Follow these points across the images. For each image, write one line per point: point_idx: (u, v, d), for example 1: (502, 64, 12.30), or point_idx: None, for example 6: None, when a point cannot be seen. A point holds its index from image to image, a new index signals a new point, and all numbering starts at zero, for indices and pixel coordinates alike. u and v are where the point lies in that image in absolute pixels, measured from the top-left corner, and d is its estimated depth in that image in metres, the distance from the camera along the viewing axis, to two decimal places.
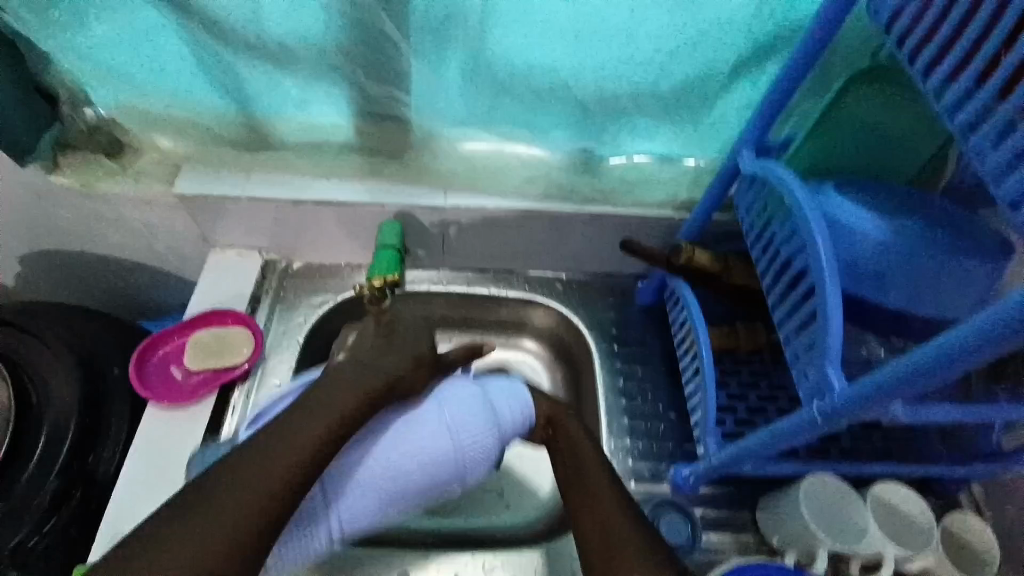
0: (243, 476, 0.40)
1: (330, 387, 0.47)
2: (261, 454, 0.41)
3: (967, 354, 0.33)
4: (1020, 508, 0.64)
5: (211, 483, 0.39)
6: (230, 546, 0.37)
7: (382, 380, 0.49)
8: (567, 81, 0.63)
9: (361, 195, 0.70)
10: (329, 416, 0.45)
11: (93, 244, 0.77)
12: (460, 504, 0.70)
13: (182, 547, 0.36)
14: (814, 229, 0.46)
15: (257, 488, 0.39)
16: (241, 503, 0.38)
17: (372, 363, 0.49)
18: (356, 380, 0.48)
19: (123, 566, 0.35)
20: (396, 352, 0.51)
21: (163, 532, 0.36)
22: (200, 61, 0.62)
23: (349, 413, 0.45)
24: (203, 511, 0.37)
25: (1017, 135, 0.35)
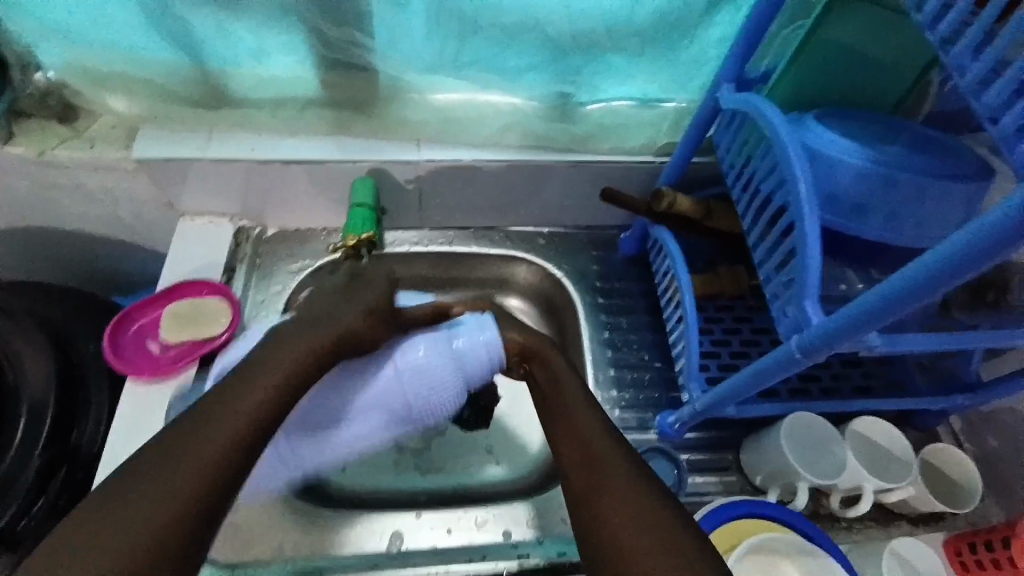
0: (211, 431, 0.40)
1: (289, 344, 0.46)
2: (223, 404, 0.42)
3: (941, 279, 0.33)
4: (1000, 437, 0.66)
5: (176, 435, 0.40)
6: (207, 487, 0.38)
7: (334, 335, 0.48)
8: (536, 16, 0.60)
9: (331, 152, 0.68)
10: (285, 371, 0.45)
11: (57, 218, 0.74)
12: (449, 461, 0.71)
13: (159, 492, 0.36)
14: (793, 160, 0.45)
15: (226, 433, 0.40)
16: (212, 448, 0.39)
17: (322, 320, 0.49)
18: (316, 337, 0.47)
19: (98, 522, 0.35)
20: (347, 306, 0.50)
21: (135, 490, 0.36)
22: (144, 9, 0.58)
23: (303, 367, 0.46)
24: (175, 460, 0.38)
25: (997, 43, 0.34)
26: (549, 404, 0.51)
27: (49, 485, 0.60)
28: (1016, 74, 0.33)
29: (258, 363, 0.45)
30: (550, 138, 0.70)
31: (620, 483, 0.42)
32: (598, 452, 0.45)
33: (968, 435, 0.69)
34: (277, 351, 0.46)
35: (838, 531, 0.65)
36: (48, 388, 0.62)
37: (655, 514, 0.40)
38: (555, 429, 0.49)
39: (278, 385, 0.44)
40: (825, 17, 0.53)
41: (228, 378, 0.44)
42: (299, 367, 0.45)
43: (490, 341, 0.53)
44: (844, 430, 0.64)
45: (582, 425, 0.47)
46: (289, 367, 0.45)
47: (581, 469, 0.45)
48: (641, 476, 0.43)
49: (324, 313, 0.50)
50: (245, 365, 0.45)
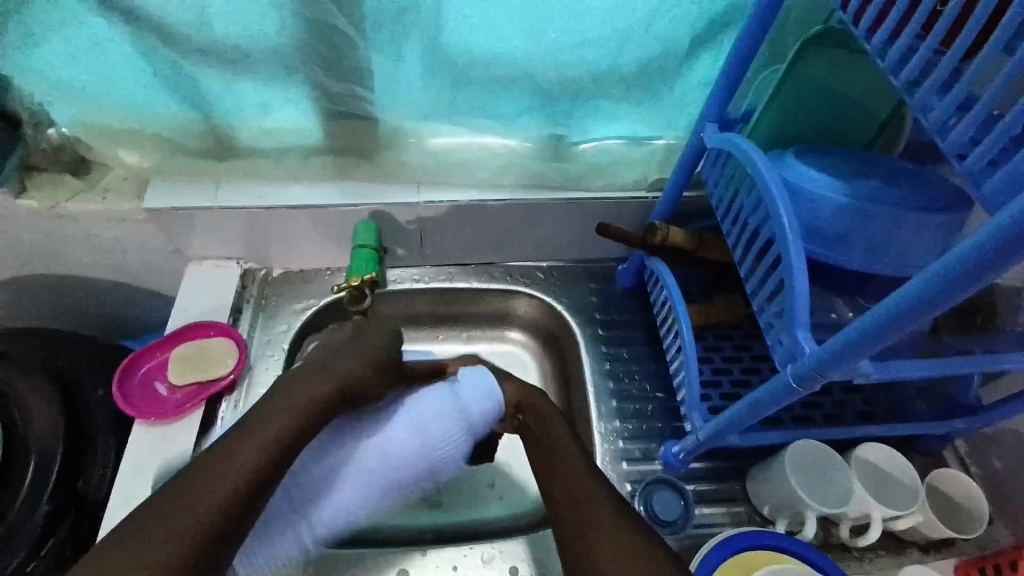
0: (231, 460, 0.42)
1: (292, 389, 0.47)
2: (241, 443, 0.43)
3: (920, 309, 0.34)
4: (1006, 459, 0.65)
5: (181, 485, 0.40)
6: (206, 540, 0.38)
7: (345, 380, 0.49)
8: (526, 66, 0.63)
9: (334, 197, 0.70)
10: (301, 404, 0.46)
11: (70, 266, 0.76)
12: (451, 495, 0.71)
13: (177, 522, 0.38)
14: (776, 196, 0.47)
15: (227, 483, 0.41)
16: (212, 499, 0.40)
17: (334, 364, 0.50)
18: (322, 381, 0.48)
19: (126, 541, 0.37)
20: (357, 352, 0.51)
21: (159, 514, 0.38)
22: (156, 69, 0.61)
23: (318, 403, 0.47)
24: (177, 508, 0.39)
25: (960, 84, 0.36)
26: (549, 444, 0.52)
27: (58, 529, 0.61)
28: (977, 115, 0.34)
29: (262, 412, 0.46)
30: (545, 178, 0.72)
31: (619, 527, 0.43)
32: (593, 496, 0.46)
33: (975, 458, 0.69)
34: (279, 401, 0.46)
35: (849, 561, 0.64)
36: (58, 433, 0.63)
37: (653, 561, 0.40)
38: (548, 472, 0.50)
39: (281, 434, 0.44)
40: (800, 59, 0.56)
41: (257, 406, 0.46)
42: (303, 412, 0.46)
43: (490, 399, 0.54)
44: (849, 457, 0.64)
45: (577, 465, 0.49)
46: (292, 415, 0.46)
47: (575, 513, 0.45)
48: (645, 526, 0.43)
49: (328, 359, 0.50)
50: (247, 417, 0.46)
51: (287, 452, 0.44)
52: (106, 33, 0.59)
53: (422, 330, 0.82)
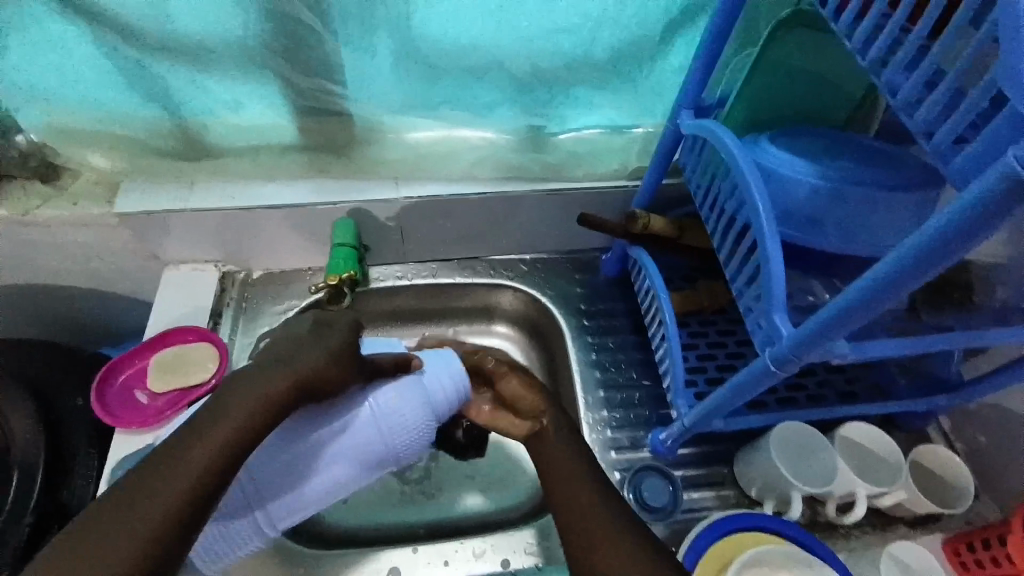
0: (188, 451, 0.42)
1: (251, 378, 0.46)
2: (200, 432, 0.43)
3: (887, 291, 0.35)
4: (988, 433, 0.66)
5: (144, 472, 0.41)
6: (160, 540, 0.39)
7: (303, 369, 0.47)
8: (499, 56, 0.62)
9: (311, 195, 0.69)
10: (257, 394, 0.45)
11: (44, 275, 0.75)
12: (441, 491, 0.71)
13: (136, 514, 0.39)
14: (750, 180, 0.47)
15: (185, 477, 0.41)
16: (163, 501, 0.40)
17: (292, 352, 0.48)
18: (278, 373, 0.46)
19: (94, 524, 0.39)
20: (313, 343, 0.49)
21: (123, 500, 0.40)
22: (121, 69, 0.60)
23: (277, 395, 0.45)
24: (137, 498, 0.40)
25: (927, 61, 0.36)
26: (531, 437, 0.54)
27: (43, 542, 0.59)
28: (944, 90, 0.35)
29: (211, 411, 0.44)
30: (524, 169, 0.72)
31: (611, 534, 0.42)
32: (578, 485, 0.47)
33: (957, 433, 0.70)
34: (230, 400, 0.45)
35: (837, 540, 0.65)
36: (39, 447, 0.62)
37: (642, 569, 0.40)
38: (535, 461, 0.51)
39: (235, 434, 0.43)
40: (772, 43, 0.56)
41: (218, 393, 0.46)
42: (256, 415, 0.44)
43: (452, 379, 0.54)
44: (833, 437, 0.65)
45: (562, 467, 0.49)
46: (244, 419, 0.44)
47: (567, 515, 0.45)
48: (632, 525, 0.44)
49: (286, 350, 0.48)
50: (198, 417, 0.44)
51: (247, 444, 0.44)
52: (68, 33, 0.57)
53: (408, 327, 0.81)
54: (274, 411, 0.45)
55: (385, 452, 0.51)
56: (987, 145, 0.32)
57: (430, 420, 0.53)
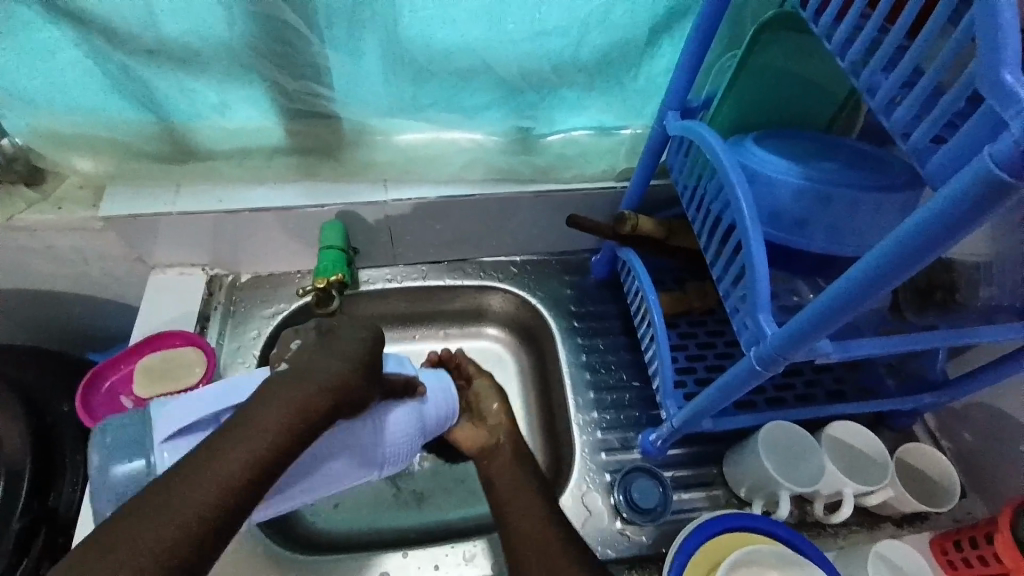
0: (223, 457, 0.42)
1: (286, 388, 0.47)
2: (234, 438, 0.43)
3: (868, 289, 0.35)
4: (973, 431, 0.67)
5: (176, 475, 0.41)
6: (192, 543, 0.39)
7: (334, 382, 0.49)
8: (486, 59, 0.62)
9: (299, 198, 0.69)
10: (294, 404, 0.46)
11: (28, 279, 0.74)
12: (431, 494, 0.70)
13: (168, 517, 0.39)
14: (734, 181, 0.47)
15: (221, 482, 0.41)
16: (197, 506, 0.40)
17: (322, 365, 0.49)
18: (312, 386, 0.48)
19: (124, 524, 0.39)
20: (342, 356, 0.51)
21: (156, 501, 0.40)
22: (106, 72, 0.59)
23: (312, 406, 0.47)
24: (171, 500, 0.40)
25: (905, 62, 0.36)
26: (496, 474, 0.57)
27: (32, 546, 0.59)
28: (921, 90, 0.35)
29: (245, 417, 0.45)
30: (513, 171, 0.72)
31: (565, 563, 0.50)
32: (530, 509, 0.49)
33: (944, 432, 0.71)
34: (266, 407, 0.46)
35: (826, 538, 0.65)
36: (23, 454, 0.61)
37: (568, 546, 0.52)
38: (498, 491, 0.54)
39: (273, 442, 0.44)
40: (756, 46, 0.57)
41: (251, 399, 0.47)
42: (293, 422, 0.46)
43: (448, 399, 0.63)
44: (820, 437, 0.65)
45: (524, 504, 0.56)
46: (281, 424, 0.45)
47: (522, 538, 0.53)
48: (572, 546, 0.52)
49: (316, 363, 0.50)
50: (230, 423, 0.45)
51: (282, 453, 0.45)
52: (51, 36, 0.57)
53: (400, 330, 0.82)
54: (309, 418, 0.46)
55: (383, 455, 0.56)
56: (963, 144, 0.32)
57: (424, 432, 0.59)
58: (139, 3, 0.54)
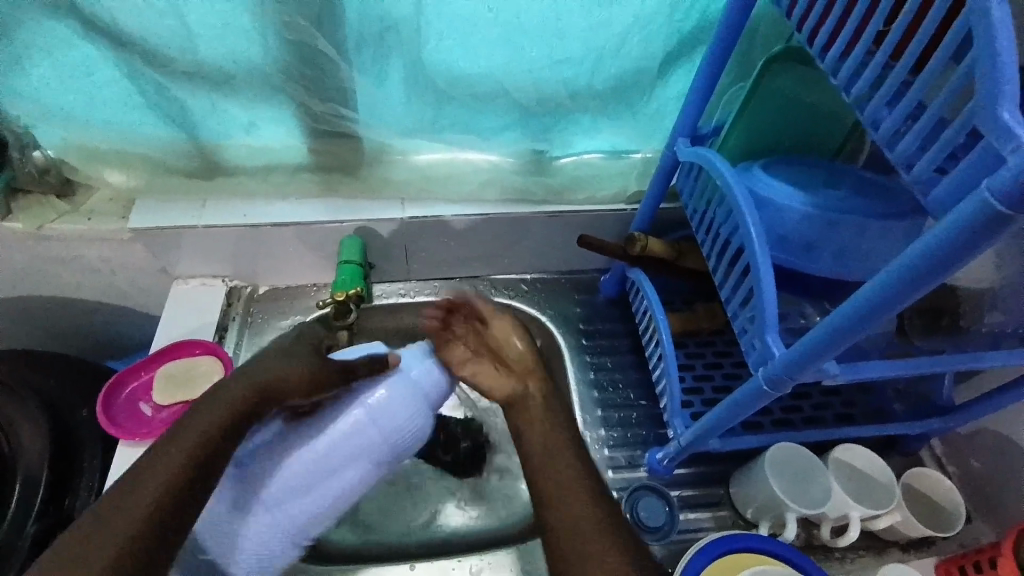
0: (157, 462, 0.45)
1: (220, 391, 0.50)
2: (162, 447, 0.45)
3: (872, 314, 0.37)
4: (980, 457, 0.67)
5: (132, 476, 0.44)
6: (145, 535, 0.41)
7: (282, 374, 0.51)
8: (505, 84, 0.65)
9: (320, 213, 0.72)
10: (227, 402, 0.49)
11: (53, 287, 0.76)
12: (428, 504, 0.71)
13: (121, 514, 0.42)
14: (743, 206, 0.49)
15: (152, 487, 0.43)
16: (142, 504, 0.42)
17: (277, 360, 0.52)
18: (251, 380, 0.50)
19: (86, 524, 0.42)
20: (297, 355, 0.53)
21: (109, 503, 0.43)
22: (142, 91, 0.62)
23: (244, 399, 0.49)
24: (128, 498, 0.43)
25: (908, 97, 0.38)
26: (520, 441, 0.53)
27: (46, 550, 0.59)
28: (924, 125, 0.37)
29: (185, 424, 0.47)
30: (526, 191, 0.74)
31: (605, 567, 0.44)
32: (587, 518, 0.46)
33: (951, 457, 0.71)
34: (200, 412, 0.48)
35: (832, 562, 0.66)
36: (42, 458, 0.62)
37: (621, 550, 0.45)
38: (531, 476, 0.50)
39: (195, 444, 0.46)
40: (765, 76, 0.59)
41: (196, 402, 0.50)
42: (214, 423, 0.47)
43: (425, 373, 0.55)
44: (826, 459, 0.66)
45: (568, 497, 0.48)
46: (198, 430, 0.46)
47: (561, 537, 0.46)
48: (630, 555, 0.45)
49: (266, 361, 0.52)
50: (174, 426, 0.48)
51: (218, 447, 0.47)
52: (91, 57, 0.59)
53: None
54: (240, 413, 0.49)
55: (382, 447, 0.53)
56: (963, 176, 0.34)
57: (420, 414, 0.54)
58: (180, 27, 0.57)
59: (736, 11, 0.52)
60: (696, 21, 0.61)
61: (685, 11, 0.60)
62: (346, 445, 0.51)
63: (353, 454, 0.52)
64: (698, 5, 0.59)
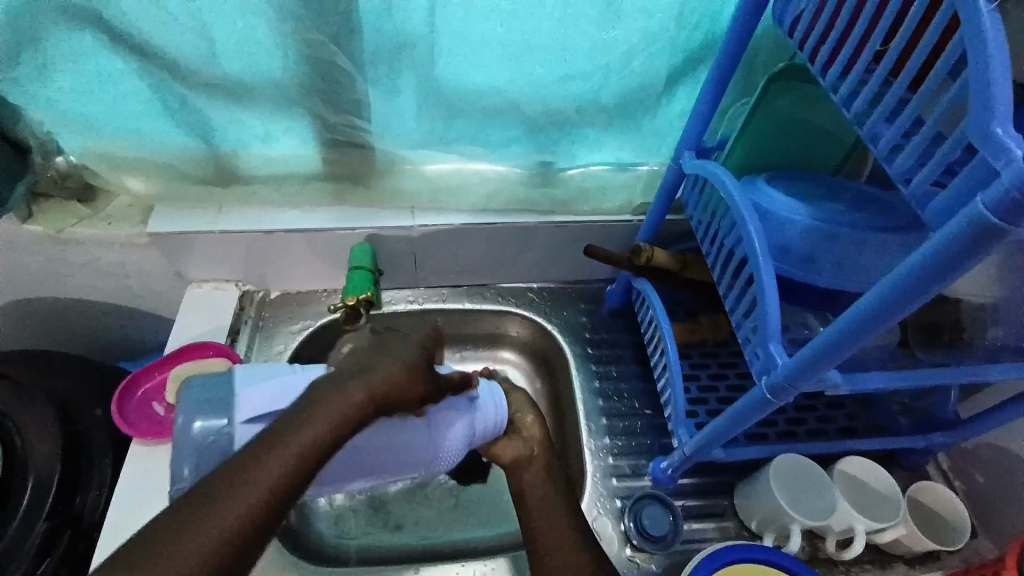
0: (248, 477, 0.41)
1: (328, 396, 0.46)
2: (257, 460, 0.42)
3: (873, 323, 0.37)
4: (986, 473, 0.67)
5: (215, 487, 0.40)
6: (221, 560, 0.38)
7: (385, 384, 0.49)
8: (514, 98, 0.67)
9: (332, 221, 0.73)
10: (334, 415, 0.45)
11: (72, 290, 0.79)
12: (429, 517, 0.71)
13: (199, 535, 0.38)
14: (747, 218, 0.50)
15: (240, 505, 0.40)
16: (224, 524, 0.39)
17: (379, 365, 0.50)
18: (361, 388, 0.48)
19: (160, 537, 0.38)
20: (393, 358, 0.51)
21: (189, 515, 0.39)
22: (164, 102, 0.65)
23: (352, 411, 0.46)
24: (207, 515, 0.39)
25: (906, 114, 0.39)
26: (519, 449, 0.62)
27: (54, 548, 0.61)
28: (920, 141, 0.38)
29: (283, 431, 0.44)
30: (534, 202, 0.75)
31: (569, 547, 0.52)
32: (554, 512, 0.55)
33: (957, 473, 0.71)
34: (297, 430, 0.44)
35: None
36: (54, 457, 0.63)
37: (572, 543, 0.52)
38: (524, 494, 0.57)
39: (294, 467, 0.42)
40: (769, 93, 0.60)
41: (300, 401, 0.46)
42: (309, 450, 0.43)
43: (495, 413, 0.59)
44: (831, 471, 0.66)
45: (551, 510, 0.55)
46: (297, 451, 0.43)
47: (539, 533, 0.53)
48: (578, 536, 0.53)
49: (370, 364, 0.50)
50: (272, 431, 0.44)
51: (310, 472, 0.43)
52: (116, 69, 0.62)
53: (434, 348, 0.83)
54: (344, 433, 0.45)
55: (423, 464, 0.58)
56: (958, 190, 0.35)
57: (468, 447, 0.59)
58: (203, 41, 0.59)
59: (739, 31, 0.54)
60: (700, 39, 0.63)
61: (690, 29, 0.61)
62: (394, 456, 0.55)
63: (393, 465, 0.56)
64: (703, 22, 0.61)
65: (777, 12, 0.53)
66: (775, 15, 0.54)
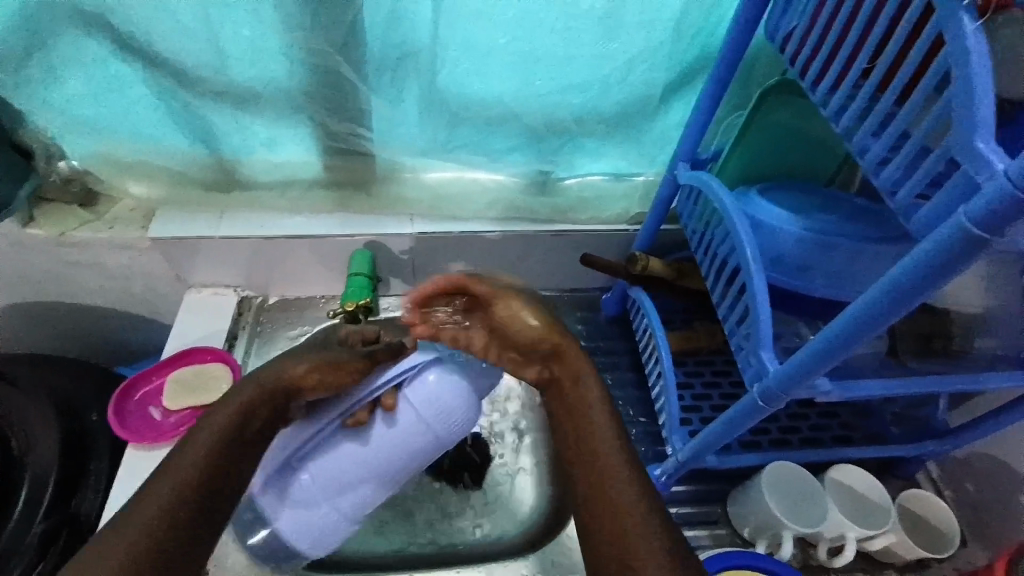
0: (164, 481, 0.44)
1: (230, 399, 0.48)
2: (170, 466, 0.45)
3: (860, 331, 0.38)
4: (976, 482, 0.68)
5: (141, 495, 0.44)
6: (148, 558, 0.41)
7: (285, 377, 0.49)
8: (515, 109, 0.68)
9: (333, 227, 0.74)
10: (231, 408, 0.47)
11: (73, 293, 0.79)
12: (421, 519, 0.70)
13: (123, 539, 0.41)
14: (740, 228, 0.51)
15: (158, 505, 0.43)
16: (144, 525, 0.42)
17: (283, 360, 0.50)
18: (257, 383, 0.49)
19: (97, 547, 0.41)
20: (301, 352, 0.51)
21: (119, 524, 0.42)
22: (170, 107, 0.65)
23: (249, 403, 0.48)
24: (133, 522, 0.42)
25: (893, 129, 0.40)
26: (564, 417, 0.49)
27: (50, 550, 0.60)
28: (907, 154, 0.39)
29: (195, 431, 0.47)
30: (532, 211, 0.77)
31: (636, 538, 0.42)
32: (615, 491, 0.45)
33: (948, 482, 0.72)
34: (205, 427, 0.47)
35: None
36: (53, 459, 0.63)
37: (635, 508, 0.43)
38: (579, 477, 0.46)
39: (201, 460, 0.45)
40: (762, 106, 0.62)
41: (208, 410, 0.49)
42: (218, 440, 0.46)
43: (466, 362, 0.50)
44: (823, 479, 0.67)
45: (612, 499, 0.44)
46: (205, 444, 0.46)
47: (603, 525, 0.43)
48: (648, 513, 0.43)
49: (276, 362, 0.50)
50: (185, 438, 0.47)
51: (224, 461, 0.46)
52: (124, 75, 0.63)
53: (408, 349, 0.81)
54: (250, 421, 0.47)
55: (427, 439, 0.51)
56: (943, 203, 0.36)
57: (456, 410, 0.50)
58: (211, 49, 0.60)
59: (734, 46, 0.56)
60: (696, 53, 0.64)
61: (686, 43, 0.63)
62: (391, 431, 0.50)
63: (397, 441, 0.51)
64: (698, 37, 0.63)
65: (770, 29, 0.55)
66: (767, 32, 0.55)
